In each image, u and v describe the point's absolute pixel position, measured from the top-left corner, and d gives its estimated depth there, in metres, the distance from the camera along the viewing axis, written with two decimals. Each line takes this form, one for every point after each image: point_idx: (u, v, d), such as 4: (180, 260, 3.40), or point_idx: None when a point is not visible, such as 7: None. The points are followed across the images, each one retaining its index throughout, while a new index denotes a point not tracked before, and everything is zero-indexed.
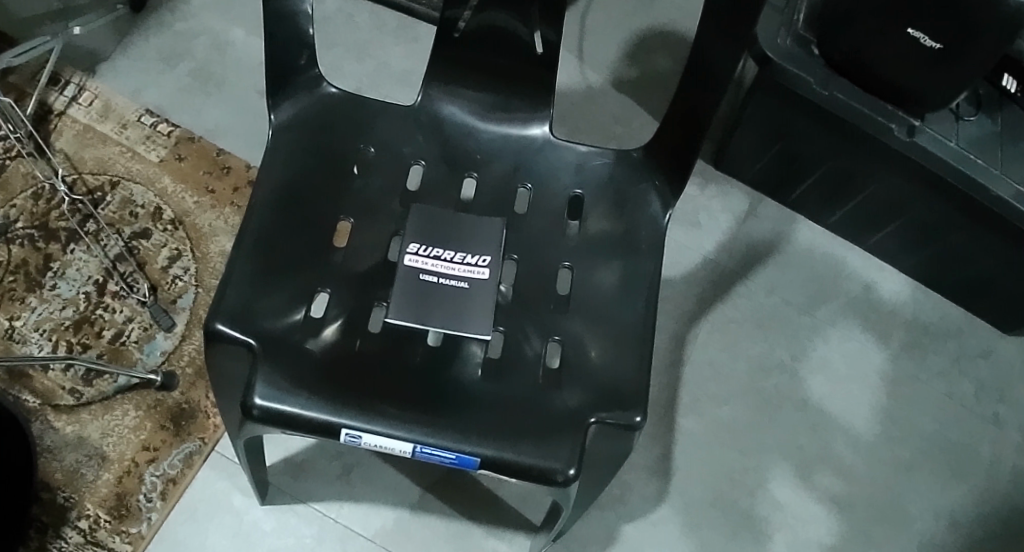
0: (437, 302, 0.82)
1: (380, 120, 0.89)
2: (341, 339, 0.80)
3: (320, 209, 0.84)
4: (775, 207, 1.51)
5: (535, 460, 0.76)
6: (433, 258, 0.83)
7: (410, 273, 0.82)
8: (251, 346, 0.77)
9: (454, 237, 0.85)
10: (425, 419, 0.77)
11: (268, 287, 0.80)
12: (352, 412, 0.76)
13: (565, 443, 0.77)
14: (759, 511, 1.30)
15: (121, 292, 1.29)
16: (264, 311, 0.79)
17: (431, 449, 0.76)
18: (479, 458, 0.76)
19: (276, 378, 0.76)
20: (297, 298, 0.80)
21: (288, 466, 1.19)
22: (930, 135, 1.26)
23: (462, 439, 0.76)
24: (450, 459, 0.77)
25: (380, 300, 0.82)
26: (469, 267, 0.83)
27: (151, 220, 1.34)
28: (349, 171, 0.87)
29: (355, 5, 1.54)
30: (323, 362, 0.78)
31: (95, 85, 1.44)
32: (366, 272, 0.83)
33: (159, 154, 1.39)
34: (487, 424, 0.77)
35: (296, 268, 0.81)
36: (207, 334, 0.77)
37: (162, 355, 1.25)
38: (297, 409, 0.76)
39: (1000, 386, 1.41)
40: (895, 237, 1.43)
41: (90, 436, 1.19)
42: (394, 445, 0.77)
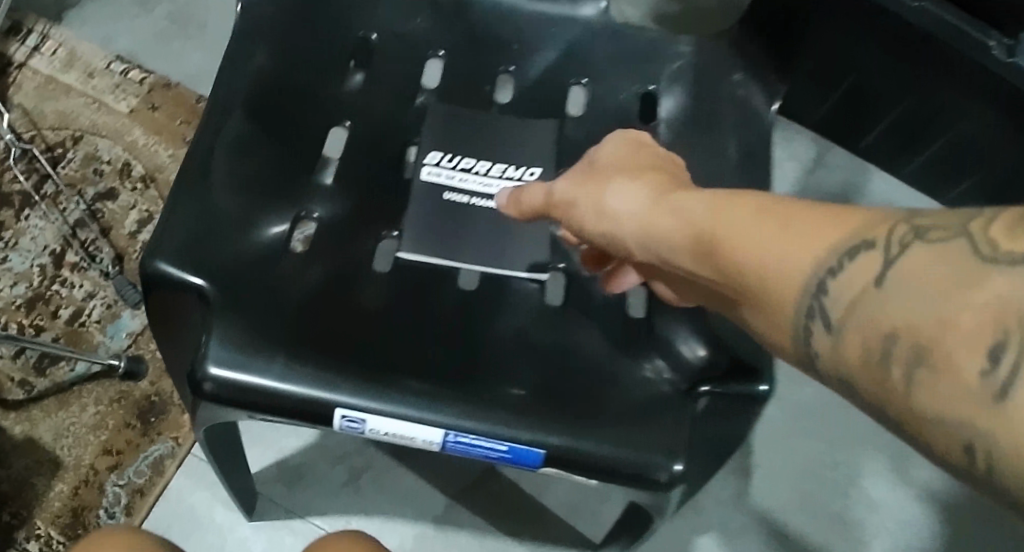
0: (469, 228, 0.63)
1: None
2: (343, 288, 0.60)
3: (307, 108, 0.65)
4: (843, 155, 1.28)
5: (625, 452, 0.55)
6: (463, 169, 0.65)
7: (430, 190, 0.64)
8: (201, 289, 0.57)
9: (488, 143, 0.66)
10: (453, 395, 0.56)
11: (239, 212, 0.60)
12: (352, 386, 0.55)
13: (666, 426, 0.56)
14: (854, 514, 1.05)
15: (81, 263, 1.07)
16: (223, 239, 0.59)
17: (476, 439, 0.55)
18: (543, 451, 0.55)
19: (234, 336, 0.55)
20: (282, 228, 0.61)
21: (281, 473, 0.96)
22: None
23: (519, 424, 0.55)
24: (502, 453, 0.56)
25: (389, 230, 0.63)
26: (514, 184, 0.65)
27: (118, 177, 1.12)
28: (347, 68, 0.67)
29: None
30: (313, 309, 0.58)
31: (60, 32, 1.22)
32: (363, 198, 0.64)
33: (129, 104, 1.17)
34: (545, 402, 0.56)
35: (270, 187, 0.62)
36: (144, 276, 0.57)
37: (128, 338, 1.04)
38: (265, 382, 0.55)
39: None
40: (986, 191, 1.18)
41: (42, 439, 0.97)
42: (418, 434, 0.56)
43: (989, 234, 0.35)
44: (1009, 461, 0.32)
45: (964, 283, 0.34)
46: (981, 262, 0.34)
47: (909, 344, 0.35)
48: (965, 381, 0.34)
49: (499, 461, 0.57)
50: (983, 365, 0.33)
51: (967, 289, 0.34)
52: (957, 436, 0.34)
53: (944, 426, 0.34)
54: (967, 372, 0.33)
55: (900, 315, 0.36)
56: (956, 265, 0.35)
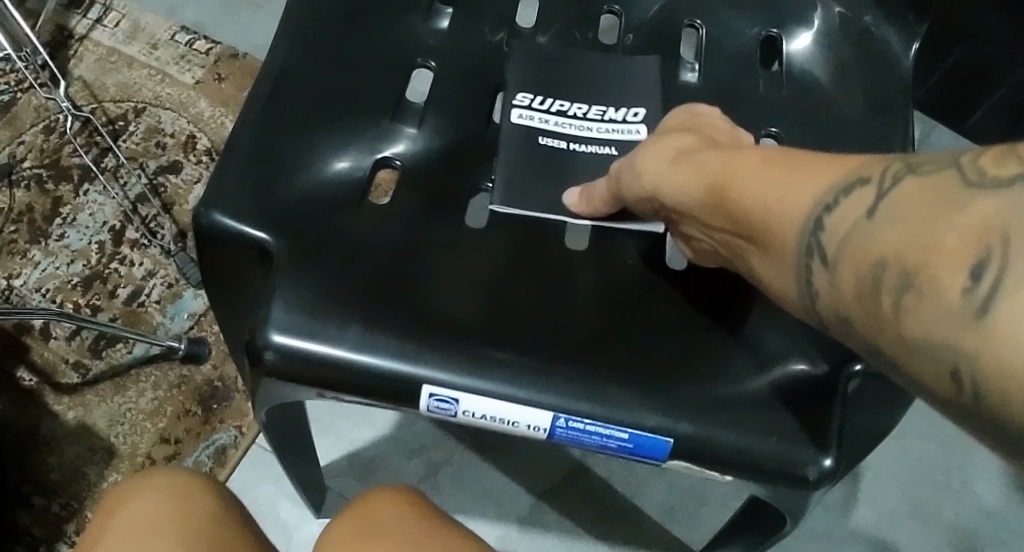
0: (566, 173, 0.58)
1: None
2: (429, 252, 0.55)
3: (391, 49, 0.60)
4: (950, 137, 1.13)
5: (762, 444, 0.50)
6: (558, 109, 0.59)
7: (523, 133, 0.59)
8: (265, 244, 0.53)
9: (584, 81, 0.60)
10: (554, 373, 0.51)
11: (319, 163, 0.57)
12: (437, 359, 0.50)
13: (808, 416, 0.51)
14: (967, 523, 0.94)
15: (142, 240, 1.01)
16: (291, 183, 0.55)
17: (594, 427, 0.50)
18: (671, 440, 0.50)
19: (299, 298, 0.51)
20: (347, 163, 0.57)
21: (352, 466, 0.89)
22: None
23: (640, 409, 0.50)
24: (621, 443, 0.51)
25: (484, 184, 0.58)
26: (615, 123, 0.59)
27: (182, 151, 1.06)
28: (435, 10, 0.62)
29: None
30: (396, 268, 0.53)
31: (123, 3, 1.17)
32: (449, 153, 0.59)
33: (194, 76, 1.11)
34: (662, 385, 0.51)
35: (335, 133, 0.57)
36: (202, 229, 0.53)
37: (190, 319, 0.98)
38: (336, 352, 0.50)
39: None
40: None
41: (97, 424, 0.91)
42: (521, 419, 0.51)
43: (976, 161, 0.34)
44: (995, 384, 0.31)
45: (948, 206, 0.33)
46: (966, 187, 0.33)
47: (896, 270, 0.34)
48: (948, 299, 0.33)
49: (614, 452, 0.52)
50: (966, 281, 0.32)
51: (947, 211, 0.33)
52: (943, 357, 0.33)
53: (932, 349, 0.33)
54: (949, 291, 0.33)
55: (890, 244, 0.35)
56: (941, 194, 0.34)
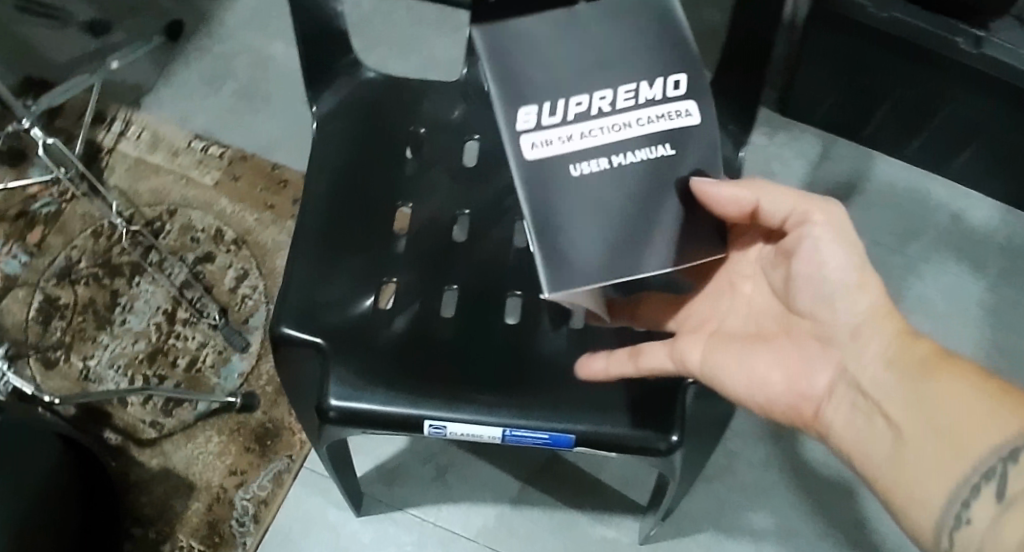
0: (612, 192, 0.73)
1: (426, 97, 0.92)
2: (416, 328, 0.82)
3: (380, 191, 0.88)
4: (849, 146, 1.52)
5: (633, 432, 0.78)
6: (574, 126, 0.73)
7: (552, 167, 0.73)
8: (318, 345, 0.80)
9: (591, 76, 0.73)
10: (507, 404, 0.79)
11: (353, 303, 0.83)
12: (433, 404, 0.79)
13: (668, 412, 0.79)
14: None
15: (191, 318, 1.27)
16: (328, 300, 0.82)
17: (528, 432, 0.79)
18: (573, 435, 0.79)
19: (346, 377, 0.80)
20: (371, 300, 0.83)
21: (380, 475, 1.15)
22: (998, 45, 1.27)
23: (558, 418, 0.79)
24: (545, 439, 0.79)
25: (450, 283, 0.85)
26: (654, 119, 0.73)
27: (213, 242, 1.32)
28: (404, 155, 0.90)
29: (392, 3, 1.44)
30: (404, 346, 0.81)
31: (142, 118, 1.42)
32: (425, 256, 0.86)
33: (214, 177, 1.37)
34: (572, 402, 0.79)
35: (358, 254, 0.85)
36: (275, 339, 0.81)
37: (239, 377, 1.24)
38: (373, 407, 0.79)
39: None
40: (981, 161, 1.43)
41: (176, 466, 1.17)
42: (484, 432, 0.79)
43: None
44: None
45: None
46: None
47: None
48: None
49: (543, 444, 0.80)
50: None
51: None
52: None
53: None
54: None
55: None
56: None
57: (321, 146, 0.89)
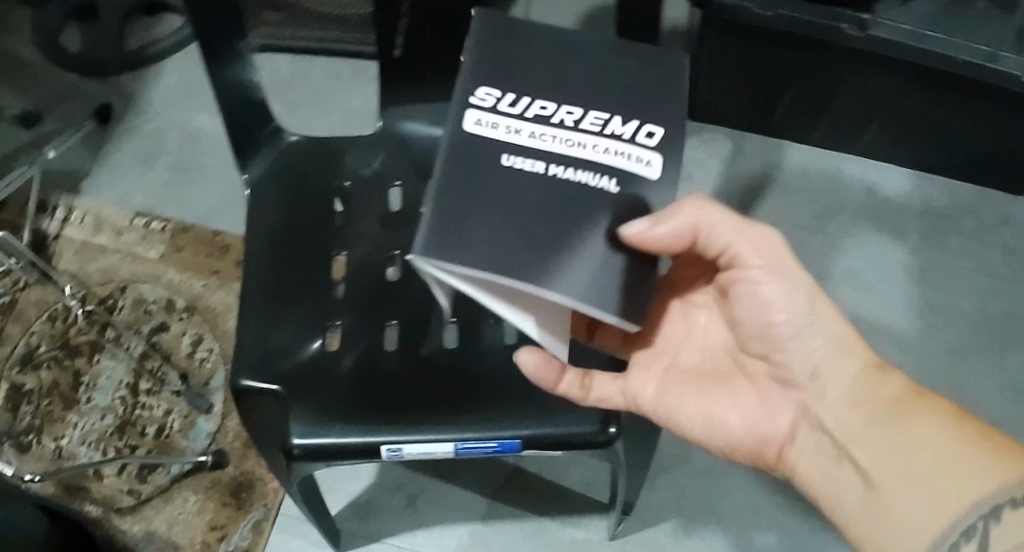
0: (533, 203, 0.74)
1: (345, 153, 1.04)
2: (365, 363, 0.93)
3: (317, 245, 0.98)
4: (758, 140, 1.64)
5: (573, 428, 0.89)
6: (526, 124, 0.77)
7: (482, 147, 0.76)
8: (276, 391, 0.89)
9: (554, 90, 0.78)
10: (455, 420, 0.89)
11: (305, 347, 0.93)
12: (388, 429, 0.89)
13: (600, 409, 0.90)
14: None
15: (154, 387, 1.32)
16: (281, 348, 0.92)
17: (476, 444, 0.89)
18: (520, 441, 0.89)
19: (305, 416, 0.89)
20: (320, 342, 0.93)
21: (354, 510, 1.21)
22: (883, 25, 1.39)
23: (501, 424, 0.89)
24: (494, 447, 0.90)
25: (390, 320, 0.96)
26: (609, 150, 0.76)
27: (166, 312, 1.38)
28: (333, 209, 1.01)
29: (308, 63, 1.51)
30: (351, 386, 0.91)
31: (82, 202, 1.47)
32: (366, 298, 0.97)
33: (159, 250, 1.42)
34: (512, 409, 0.90)
35: (301, 303, 0.95)
36: (235, 391, 0.89)
37: (207, 437, 1.29)
38: (333, 438, 0.89)
39: (1010, 245, 1.58)
40: (883, 133, 1.58)
41: (158, 529, 1.22)
42: (438, 449, 0.89)
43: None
44: None
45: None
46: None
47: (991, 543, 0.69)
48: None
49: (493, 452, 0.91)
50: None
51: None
52: None
53: None
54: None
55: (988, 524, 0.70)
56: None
57: (256, 209, 0.99)
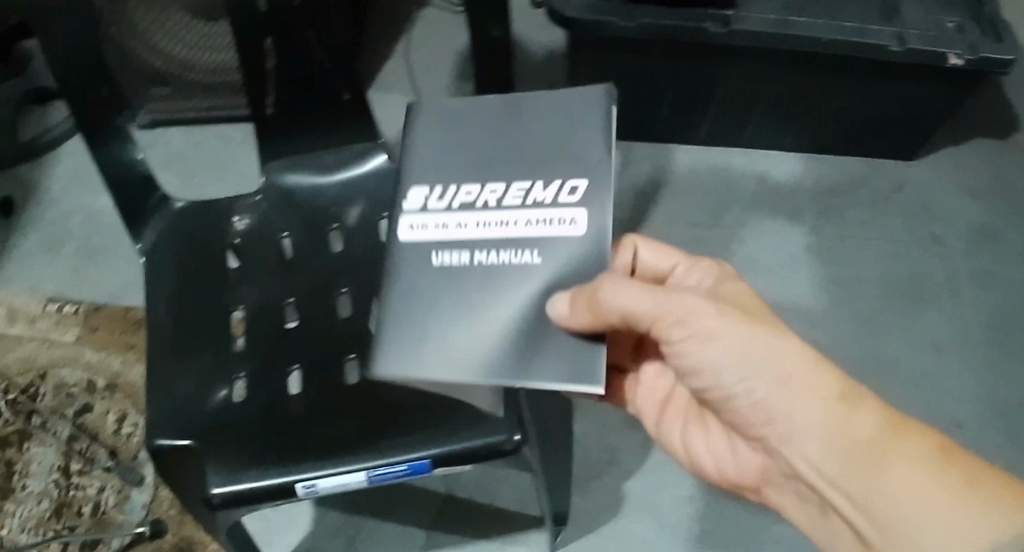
0: (458, 291, 0.91)
1: (228, 220, 1.23)
2: (267, 406, 1.10)
3: (217, 307, 1.17)
4: (647, 146, 1.72)
5: (473, 439, 1.05)
6: (454, 215, 0.93)
7: (414, 250, 0.93)
8: (188, 443, 1.06)
9: (480, 176, 0.94)
10: (355, 450, 1.06)
11: (212, 397, 1.10)
12: (300, 466, 1.05)
13: (490, 420, 1.06)
14: None
15: (85, 467, 1.33)
16: (192, 404, 1.10)
17: (388, 469, 1.05)
18: (424, 459, 1.05)
19: (220, 465, 1.05)
20: (225, 391, 1.11)
21: None
22: (744, 20, 1.46)
23: (399, 445, 1.06)
24: (405, 469, 1.06)
25: (292, 366, 1.13)
26: (529, 220, 0.91)
27: (88, 393, 1.39)
28: (227, 273, 1.19)
29: (200, 133, 1.55)
30: (260, 424, 1.08)
31: None
32: (268, 350, 1.14)
33: (73, 333, 1.44)
34: (407, 429, 1.07)
35: (201, 356, 1.13)
36: (153, 450, 1.06)
37: (143, 508, 1.31)
38: (248, 484, 1.04)
39: (900, 210, 1.67)
40: (765, 120, 1.67)
41: None
42: (351, 478, 1.05)
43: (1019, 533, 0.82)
44: None
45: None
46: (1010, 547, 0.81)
47: None
48: None
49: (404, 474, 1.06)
50: None
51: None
52: None
53: None
54: None
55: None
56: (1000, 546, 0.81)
57: (159, 281, 1.18)
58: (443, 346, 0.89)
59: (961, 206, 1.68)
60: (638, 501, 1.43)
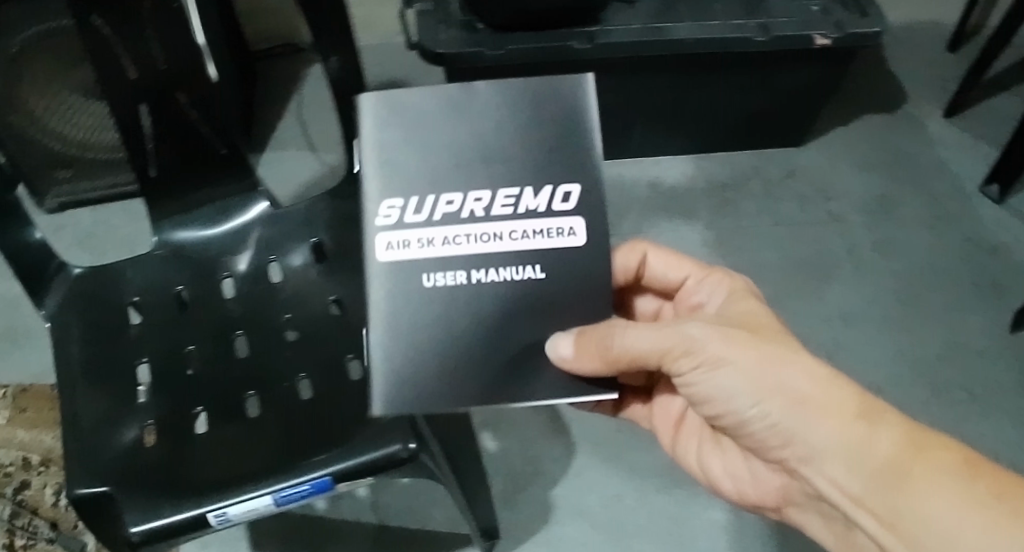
0: (463, 313, 0.94)
1: (122, 276, 1.29)
2: (174, 446, 1.18)
3: (121, 358, 1.23)
4: None
5: (371, 455, 1.15)
6: (436, 229, 0.93)
7: (405, 271, 0.93)
8: (104, 489, 1.14)
9: (464, 183, 0.93)
10: (264, 477, 1.14)
11: (121, 441, 1.18)
12: (211, 497, 1.13)
13: (386, 435, 1.16)
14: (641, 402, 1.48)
15: (27, 542, 1.38)
16: (102, 451, 1.16)
17: (292, 490, 1.14)
18: (327, 478, 1.14)
19: (137, 507, 1.13)
20: (134, 435, 1.19)
21: None
22: (611, 32, 1.53)
23: (303, 467, 1.15)
24: (309, 488, 1.15)
25: (198, 407, 1.21)
26: (525, 231, 0.93)
27: (24, 470, 1.44)
28: (128, 325, 1.26)
29: (108, 211, 1.68)
30: (170, 464, 1.16)
31: None
32: (173, 393, 1.22)
33: (4, 416, 1.49)
34: (311, 453, 1.16)
35: (107, 404, 1.20)
36: (70, 498, 1.13)
37: None
38: (163, 520, 1.12)
39: (795, 194, 1.75)
40: (651, 127, 1.73)
41: None
42: (260, 503, 1.14)
43: None
44: None
45: None
46: None
47: None
48: None
49: (308, 494, 1.15)
50: None
51: None
52: None
53: None
54: None
55: None
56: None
57: (61, 338, 1.24)
58: (465, 376, 0.94)
59: (854, 182, 1.77)
60: (569, 504, 1.50)
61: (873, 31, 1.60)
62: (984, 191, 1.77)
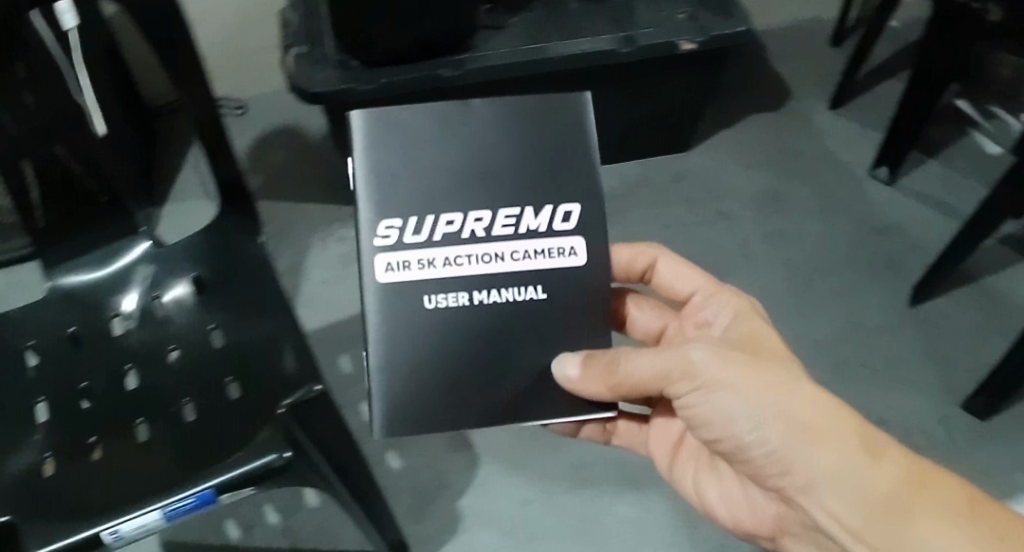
0: (466, 327, 1.06)
1: (16, 321, 1.35)
2: (66, 472, 1.24)
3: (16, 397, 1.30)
4: None
5: (253, 463, 1.23)
6: (437, 249, 1.05)
7: (405, 288, 1.05)
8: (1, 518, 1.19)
9: (466, 206, 1.06)
10: (156, 493, 1.21)
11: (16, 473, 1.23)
12: (106, 516, 1.19)
13: (264, 443, 1.24)
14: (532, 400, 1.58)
15: None
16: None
17: (180, 502, 1.20)
18: (213, 488, 1.21)
19: (33, 532, 1.18)
20: (30, 465, 1.24)
21: None
22: (478, 57, 1.60)
23: (193, 479, 1.22)
24: (197, 499, 1.21)
25: (92, 436, 1.28)
26: (525, 251, 1.07)
27: None
28: (22, 366, 1.32)
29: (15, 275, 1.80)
30: (66, 489, 1.22)
31: None
32: (67, 424, 1.28)
33: None
34: (199, 467, 1.24)
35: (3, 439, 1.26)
36: None
37: None
38: (60, 540, 1.17)
39: (685, 197, 1.82)
40: None
41: None
42: (152, 518, 1.20)
43: None
44: None
45: None
46: None
47: None
48: None
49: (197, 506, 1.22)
50: None
51: None
52: None
53: None
54: None
55: None
56: None
57: None
58: (469, 393, 1.06)
59: (743, 180, 1.85)
60: (477, 511, 1.55)
61: (735, 33, 1.67)
62: (874, 174, 1.86)
